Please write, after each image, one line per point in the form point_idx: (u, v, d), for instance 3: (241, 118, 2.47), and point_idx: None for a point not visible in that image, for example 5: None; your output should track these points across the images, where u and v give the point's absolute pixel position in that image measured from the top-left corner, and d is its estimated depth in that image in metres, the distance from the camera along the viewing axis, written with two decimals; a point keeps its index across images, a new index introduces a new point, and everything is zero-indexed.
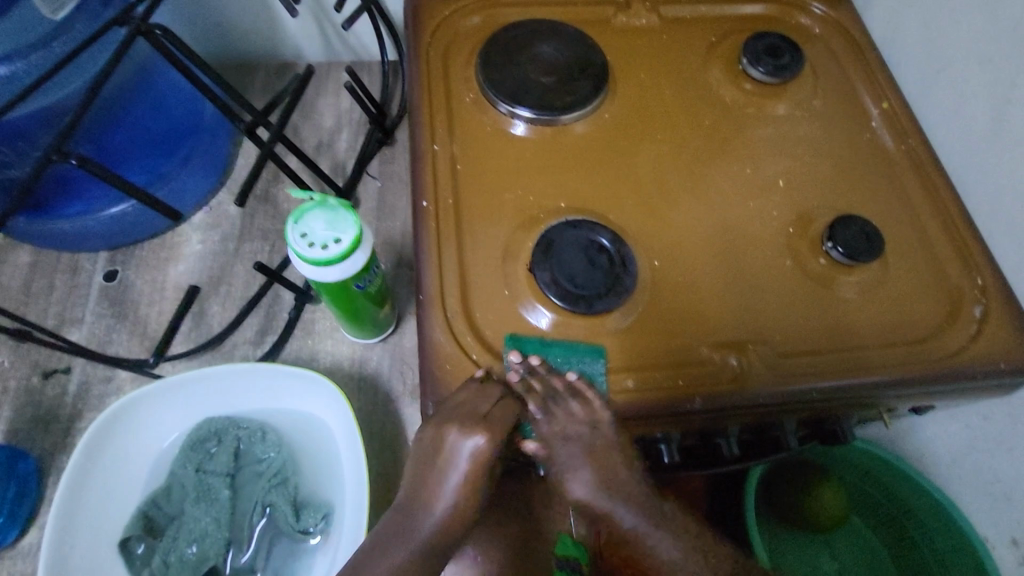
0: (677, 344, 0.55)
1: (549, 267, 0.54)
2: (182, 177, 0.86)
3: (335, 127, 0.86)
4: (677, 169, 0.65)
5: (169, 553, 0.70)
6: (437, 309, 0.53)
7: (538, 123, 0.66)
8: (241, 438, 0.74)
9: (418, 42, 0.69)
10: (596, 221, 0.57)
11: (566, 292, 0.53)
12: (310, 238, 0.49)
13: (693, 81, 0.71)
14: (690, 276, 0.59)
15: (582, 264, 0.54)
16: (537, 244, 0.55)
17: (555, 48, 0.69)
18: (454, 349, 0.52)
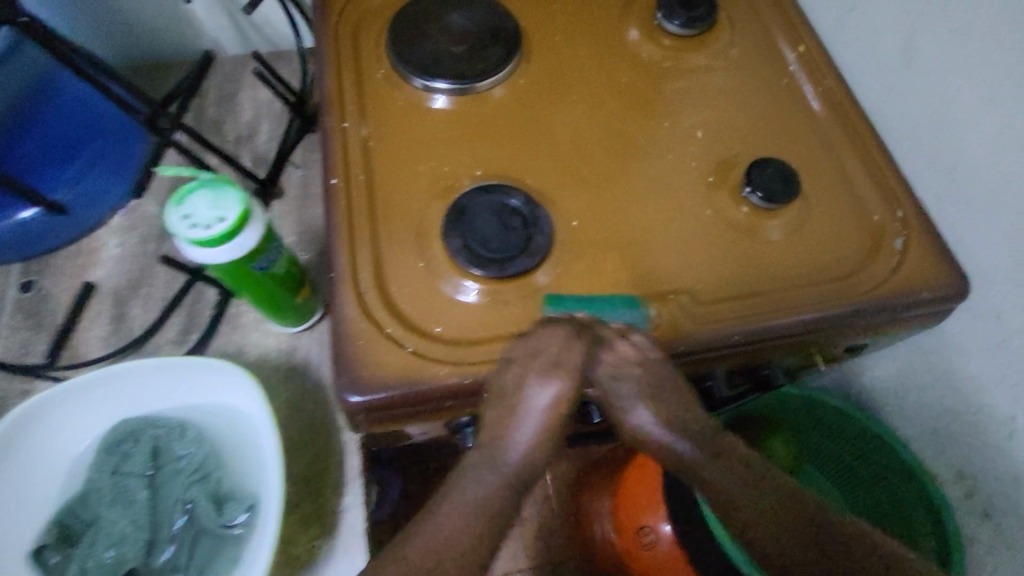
0: (600, 301, 0.54)
1: (461, 234, 0.53)
2: (88, 183, 0.84)
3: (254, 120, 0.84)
4: (595, 129, 0.64)
5: (87, 560, 0.64)
6: (349, 287, 0.52)
7: (455, 94, 0.65)
8: (158, 437, 0.70)
9: (325, 21, 0.68)
10: (509, 185, 0.56)
11: (479, 258, 0.52)
12: (192, 218, 0.48)
13: (610, 40, 0.70)
14: (611, 233, 0.58)
15: (495, 228, 0.53)
16: (448, 211, 0.54)
17: (466, 16, 0.67)
18: (365, 323, 0.50)
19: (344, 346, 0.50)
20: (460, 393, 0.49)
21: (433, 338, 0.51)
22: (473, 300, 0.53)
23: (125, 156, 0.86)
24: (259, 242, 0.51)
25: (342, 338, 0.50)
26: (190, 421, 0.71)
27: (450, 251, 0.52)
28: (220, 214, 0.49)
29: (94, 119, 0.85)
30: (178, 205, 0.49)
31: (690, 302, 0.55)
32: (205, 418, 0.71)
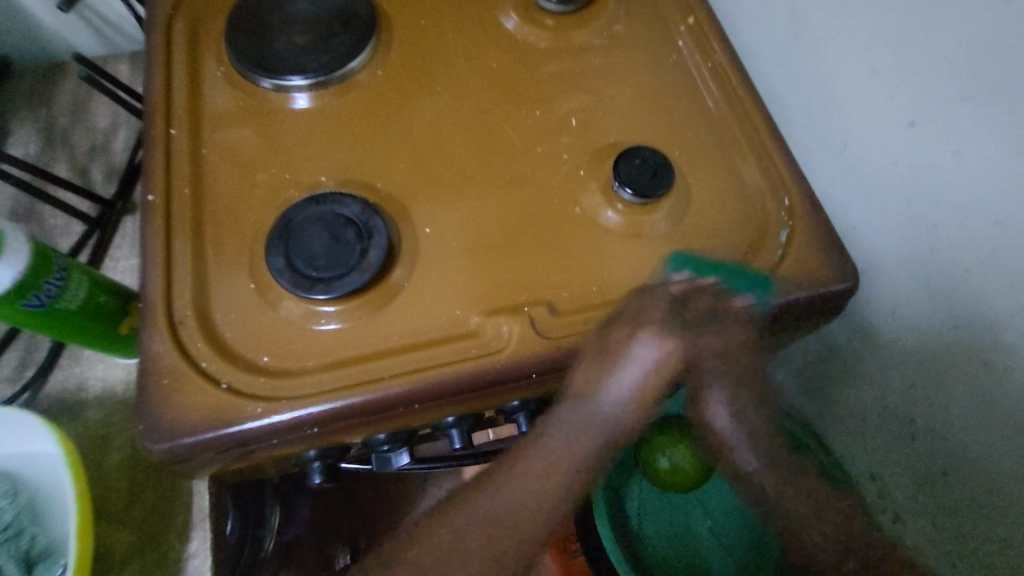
0: (446, 318, 0.49)
1: (285, 252, 0.48)
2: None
3: (109, 127, 0.83)
4: (458, 122, 0.58)
5: None
6: (160, 319, 0.47)
7: (314, 89, 0.59)
8: None
9: (156, 14, 0.61)
10: (346, 192, 0.51)
11: (303, 278, 0.48)
12: None
13: (482, 20, 0.64)
14: (465, 239, 0.52)
15: (325, 244, 0.49)
16: (274, 227, 0.49)
17: (314, 4, 0.61)
18: (175, 357, 0.46)
19: (151, 384, 0.46)
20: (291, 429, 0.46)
21: (258, 371, 0.47)
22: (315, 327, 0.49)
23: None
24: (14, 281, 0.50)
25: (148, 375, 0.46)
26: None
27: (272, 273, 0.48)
28: None
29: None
30: None
31: (550, 313, 0.50)
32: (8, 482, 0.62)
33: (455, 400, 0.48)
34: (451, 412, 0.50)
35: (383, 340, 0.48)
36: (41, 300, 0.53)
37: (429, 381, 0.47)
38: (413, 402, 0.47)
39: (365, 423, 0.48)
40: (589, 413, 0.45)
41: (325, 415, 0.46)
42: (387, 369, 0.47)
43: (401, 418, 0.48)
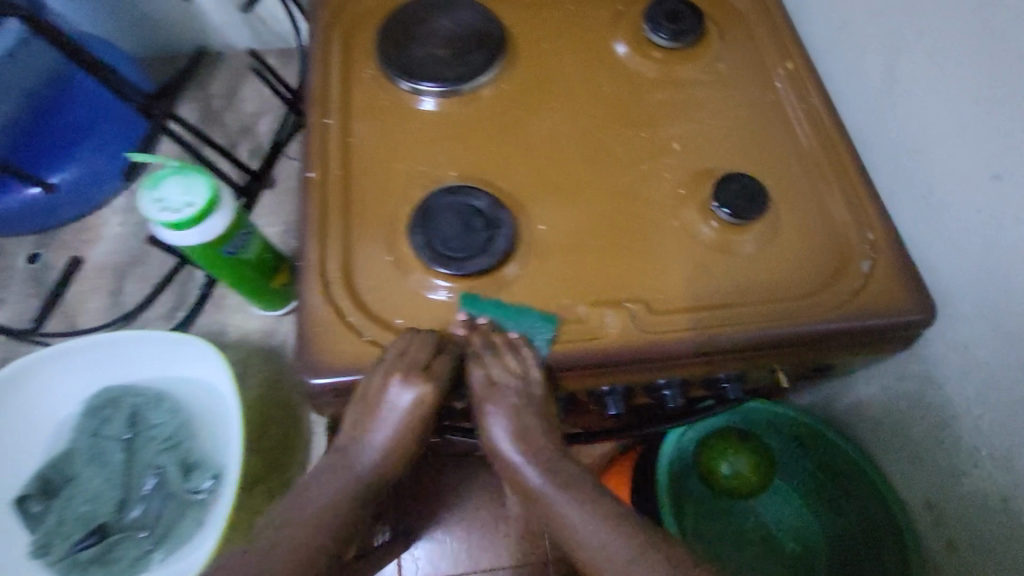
0: (555, 305, 0.56)
1: (423, 233, 0.55)
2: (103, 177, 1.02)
3: (256, 111, 0.98)
4: (573, 137, 0.65)
5: (64, 511, 0.75)
6: (315, 277, 0.55)
7: (442, 95, 0.67)
8: (138, 404, 0.80)
9: (318, 21, 0.70)
10: (475, 186, 0.58)
11: (437, 255, 0.55)
12: (161, 200, 0.55)
13: (598, 49, 0.71)
14: (575, 239, 0.59)
15: (457, 228, 0.55)
16: (415, 210, 0.56)
17: (454, 22, 0.69)
18: (326, 309, 0.54)
19: (304, 331, 0.53)
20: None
21: (392, 331, 0.54)
22: (439, 296, 0.56)
23: None
24: (222, 227, 0.57)
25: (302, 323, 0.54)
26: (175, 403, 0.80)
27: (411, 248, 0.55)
28: (188, 199, 0.55)
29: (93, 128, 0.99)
30: (150, 189, 0.56)
31: (646, 311, 0.56)
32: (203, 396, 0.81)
33: (556, 377, 0.55)
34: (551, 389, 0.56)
35: (498, 317, 0.55)
36: (232, 249, 0.60)
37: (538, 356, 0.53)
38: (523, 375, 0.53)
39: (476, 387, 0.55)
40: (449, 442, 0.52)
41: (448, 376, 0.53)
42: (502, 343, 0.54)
43: None
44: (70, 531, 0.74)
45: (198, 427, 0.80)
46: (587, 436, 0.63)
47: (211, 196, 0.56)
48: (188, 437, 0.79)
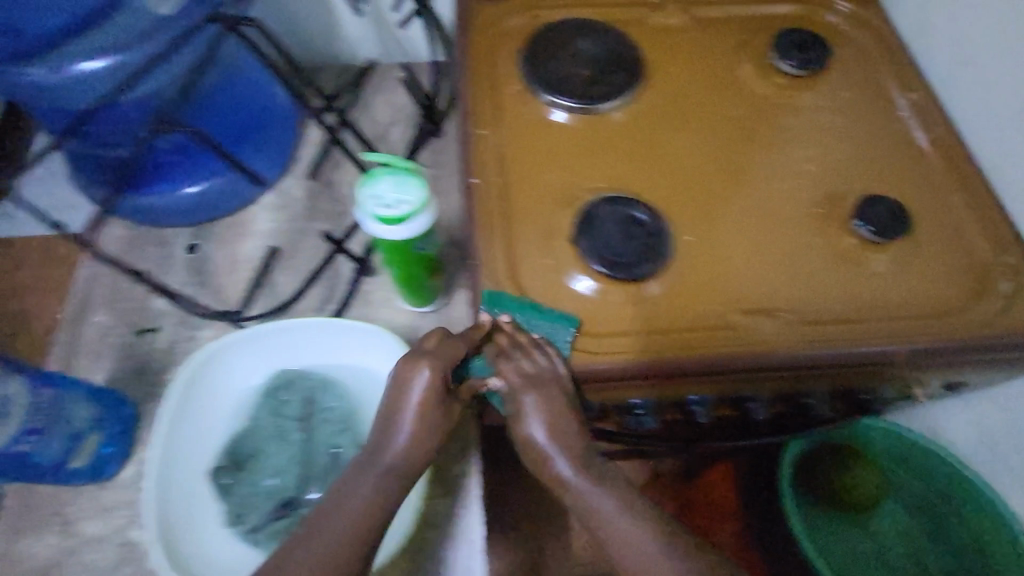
0: (707, 312, 0.59)
1: (589, 239, 0.60)
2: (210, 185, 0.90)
3: (390, 120, 1.07)
4: (711, 154, 0.69)
5: (253, 484, 0.80)
6: (488, 278, 0.59)
7: (578, 112, 0.70)
8: (313, 387, 0.84)
9: (466, 39, 0.74)
10: (633, 198, 0.62)
11: (604, 259, 0.59)
12: (383, 204, 0.52)
13: (726, 72, 0.75)
14: (723, 250, 0.62)
15: (619, 236, 0.60)
16: (579, 217, 0.61)
17: (594, 44, 0.74)
18: (502, 308, 0.58)
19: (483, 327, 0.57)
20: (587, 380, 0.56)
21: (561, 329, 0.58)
22: (589, 293, 0.59)
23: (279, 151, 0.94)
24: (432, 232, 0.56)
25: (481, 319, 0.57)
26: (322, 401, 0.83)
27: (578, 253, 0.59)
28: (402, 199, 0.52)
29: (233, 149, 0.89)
30: (368, 189, 0.53)
31: (797, 321, 0.59)
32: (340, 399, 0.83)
33: (712, 380, 0.57)
34: (702, 391, 0.59)
35: (656, 320, 0.58)
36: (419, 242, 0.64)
37: (698, 360, 0.56)
38: (679, 376, 0.56)
39: (634, 386, 0.57)
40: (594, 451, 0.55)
41: (612, 374, 0.56)
42: (662, 344, 0.57)
43: (661, 387, 0.58)
44: (261, 501, 0.79)
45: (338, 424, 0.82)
46: (726, 439, 0.67)
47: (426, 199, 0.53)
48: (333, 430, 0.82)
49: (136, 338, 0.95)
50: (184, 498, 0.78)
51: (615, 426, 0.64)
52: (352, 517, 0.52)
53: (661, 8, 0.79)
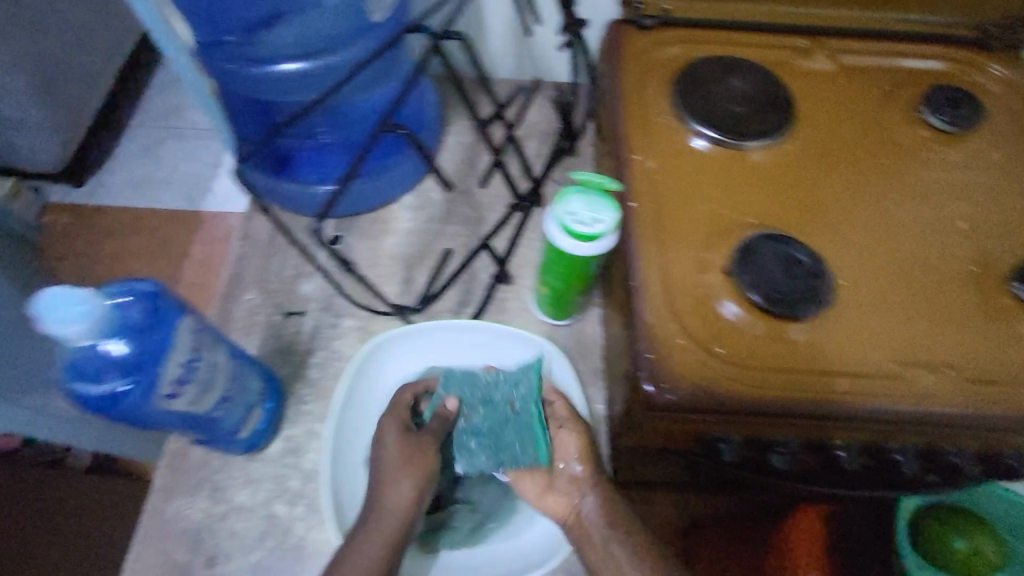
0: (861, 357, 0.59)
1: (751, 272, 0.61)
2: (389, 169, 0.77)
3: None
4: (860, 200, 0.69)
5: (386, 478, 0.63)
6: (647, 301, 0.60)
7: (722, 145, 0.72)
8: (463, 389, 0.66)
9: (620, 65, 0.77)
10: (793, 238, 0.64)
11: (766, 293, 0.60)
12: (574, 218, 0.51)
13: (874, 121, 0.76)
14: (875, 297, 0.63)
15: (781, 272, 0.61)
16: (739, 250, 0.63)
17: (747, 82, 0.75)
18: (661, 333, 0.59)
19: (644, 348, 0.58)
20: (741, 412, 0.57)
21: (715, 357, 0.58)
22: (736, 319, 0.60)
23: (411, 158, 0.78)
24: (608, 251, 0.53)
25: (641, 340, 0.59)
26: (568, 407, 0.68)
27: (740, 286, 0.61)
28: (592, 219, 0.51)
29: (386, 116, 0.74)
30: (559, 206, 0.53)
31: (953, 377, 0.58)
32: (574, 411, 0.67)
33: (863, 424, 0.58)
34: (846, 434, 0.59)
35: (809, 359, 0.59)
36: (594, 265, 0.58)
37: (852, 405, 0.57)
38: (831, 418, 0.57)
39: (781, 422, 0.58)
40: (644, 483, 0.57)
41: (765, 408, 0.57)
42: (816, 384, 0.58)
43: (807, 425, 0.58)
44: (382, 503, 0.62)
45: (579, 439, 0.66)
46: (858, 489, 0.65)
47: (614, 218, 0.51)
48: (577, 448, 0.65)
49: (282, 320, 0.71)
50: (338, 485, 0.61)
51: (752, 465, 0.63)
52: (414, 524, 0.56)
53: (810, 53, 0.80)
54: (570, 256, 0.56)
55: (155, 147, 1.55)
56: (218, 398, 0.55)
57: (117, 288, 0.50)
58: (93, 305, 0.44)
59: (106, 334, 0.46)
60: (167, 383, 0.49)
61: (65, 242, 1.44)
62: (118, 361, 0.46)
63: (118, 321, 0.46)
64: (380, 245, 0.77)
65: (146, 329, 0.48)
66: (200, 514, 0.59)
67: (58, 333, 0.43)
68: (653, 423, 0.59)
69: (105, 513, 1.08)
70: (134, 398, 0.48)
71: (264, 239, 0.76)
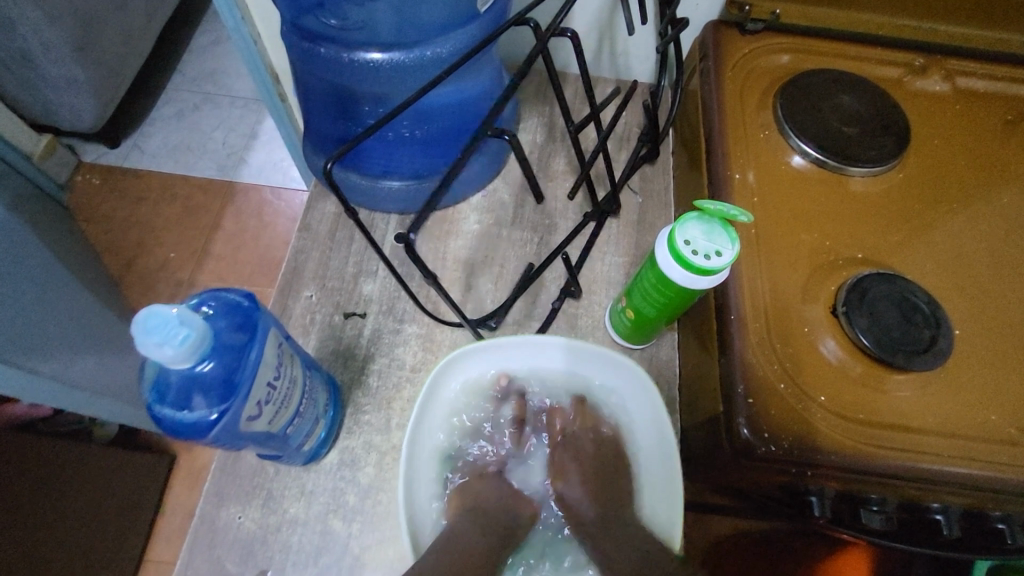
0: (977, 418, 0.54)
1: (864, 314, 0.56)
2: (467, 166, 0.72)
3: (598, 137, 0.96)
4: (978, 241, 0.63)
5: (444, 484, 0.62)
6: (743, 331, 0.57)
7: (825, 166, 0.66)
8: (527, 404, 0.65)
9: (720, 72, 0.71)
10: (909, 280, 0.59)
11: (876, 337, 0.55)
12: (693, 247, 0.47)
13: (993, 152, 0.69)
14: (994, 353, 0.57)
15: (896, 318, 0.56)
16: (850, 288, 0.58)
17: (859, 101, 0.69)
18: (759, 372, 0.55)
19: (740, 389, 0.54)
20: (851, 471, 0.52)
21: (817, 404, 0.54)
22: (838, 362, 0.56)
23: (480, 159, 0.73)
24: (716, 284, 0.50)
25: (736, 380, 0.55)
26: (654, 438, 0.61)
27: (852, 329, 0.56)
28: (712, 250, 0.48)
29: (475, 108, 0.69)
30: (676, 232, 0.49)
31: None
32: (658, 443, 0.60)
33: (975, 494, 0.52)
34: (948, 500, 0.54)
35: (918, 414, 0.54)
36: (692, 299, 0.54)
37: (971, 473, 0.52)
38: (942, 483, 0.52)
39: (891, 485, 0.53)
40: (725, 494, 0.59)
41: (873, 467, 0.52)
42: (925, 442, 0.53)
43: (919, 490, 0.53)
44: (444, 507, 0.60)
45: (664, 476, 0.59)
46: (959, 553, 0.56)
47: (736, 251, 0.48)
48: (662, 487, 0.59)
49: (341, 320, 0.67)
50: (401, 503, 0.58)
51: (839, 525, 0.56)
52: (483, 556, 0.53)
53: (923, 73, 0.73)
54: (674, 287, 0.52)
55: (191, 112, 1.50)
56: (293, 419, 0.48)
57: (203, 297, 0.42)
58: (191, 321, 0.36)
59: (202, 355, 0.37)
60: (254, 409, 0.41)
61: (95, 205, 1.41)
62: (207, 385, 0.39)
63: (212, 340, 0.39)
64: (445, 248, 0.73)
65: (238, 347, 0.41)
66: (253, 523, 0.56)
67: (152, 353, 0.35)
68: (744, 470, 0.55)
69: (130, 487, 1.07)
70: (220, 428, 0.40)
71: (324, 232, 0.72)
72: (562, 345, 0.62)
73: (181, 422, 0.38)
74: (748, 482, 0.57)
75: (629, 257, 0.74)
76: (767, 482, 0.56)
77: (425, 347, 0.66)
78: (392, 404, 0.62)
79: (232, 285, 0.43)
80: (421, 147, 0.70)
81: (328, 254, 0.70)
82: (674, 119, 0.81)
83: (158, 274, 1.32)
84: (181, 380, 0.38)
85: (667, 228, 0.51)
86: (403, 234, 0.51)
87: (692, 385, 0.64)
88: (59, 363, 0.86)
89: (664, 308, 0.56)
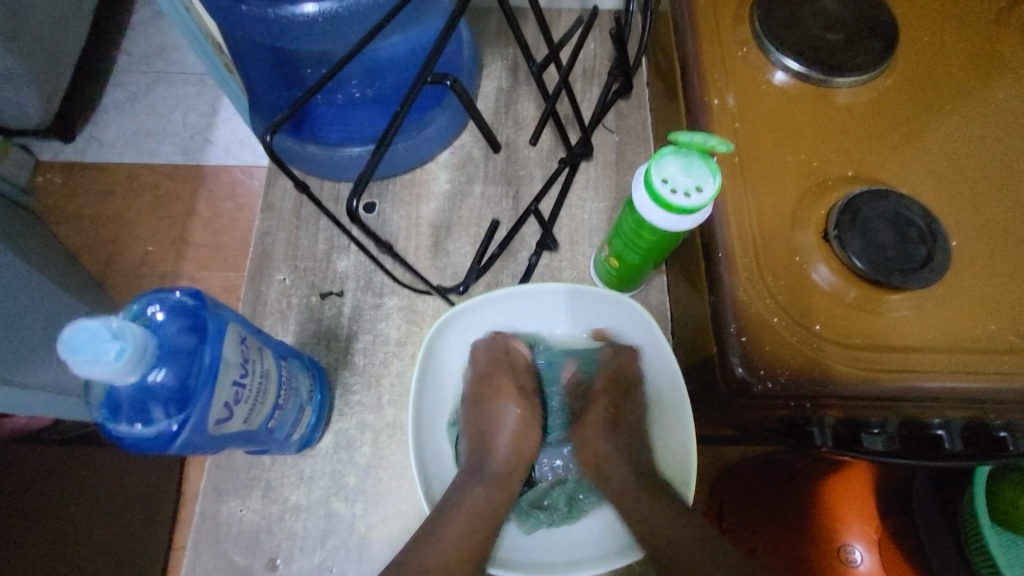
0: (974, 330, 0.52)
1: (858, 236, 0.53)
2: (427, 123, 0.68)
3: None
4: (972, 144, 0.59)
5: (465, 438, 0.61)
6: (732, 267, 0.55)
7: (808, 79, 0.62)
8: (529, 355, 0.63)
9: None
10: (905, 196, 0.56)
11: (869, 258, 0.53)
12: (672, 186, 0.44)
13: (988, 43, 0.64)
14: (992, 259, 0.55)
15: (891, 236, 0.54)
16: (842, 210, 0.55)
17: (841, 4, 0.64)
18: (753, 308, 0.53)
19: (732, 327, 0.53)
20: (846, 397, 0.51)
21: (812, 334, 0.52)
22: (831, 286, 0.54)
23: (441, 115, 0.68)
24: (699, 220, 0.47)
25: (728, 319, 0.53)
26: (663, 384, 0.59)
27: (845, 252, 0.53)
28: (692, 186, 0.45)
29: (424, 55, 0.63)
30: (652, 170, 0.45)
31: None
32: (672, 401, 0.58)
33: (969, 404, 0.52)
34: (948, 415, 0.53)
35: (915, 333, 0.52)
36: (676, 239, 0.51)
37: (963, 386, 0.51)
38: (940, 398, 0.51)
39: (888, 406, 0.52)
40: (751, 414, 0.55)
41: (867, 392, 0.51)
42: (923, 360, 0.52)
43: (917, 407, 0.52)
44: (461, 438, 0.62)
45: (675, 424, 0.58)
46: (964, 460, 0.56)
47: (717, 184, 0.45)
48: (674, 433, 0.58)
49: (319, 301, 0.64)
50: (403, 476, 0.57)
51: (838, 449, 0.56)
52: (486, 518, 0.53)
53: None
54: (657, 229, 0.49)
55: (145, 95, 1.39)
56: (271, 413, 0.49)
57: (145, 305, 0.42)
58: (126, 335, 0.36)
59: (146, 364, 0.38)
60: (222, 411, 0.42)
61: (59, 205, 1.32)
62: (160, 394, 0.39)
63: (155, 348, 0.39)
64: (417, 213, 0.69)
65: (190, 351, 0.41)
66: (255, 514, 0.56)
67: (90, 371, 0.35)
68: (741, 408, 0.54)
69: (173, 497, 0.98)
70: (187, 435, 0.40)
71: (289, 212, 0.68)
72: (564, 293, 0.61)
73: (145, 434, 0.39)
74: (744, 415, 0.56)
75: (611, 202, 0.71)
76: (768, 415, 0.55)
77: (409, 319, 0.63)
78: (379, 381, 0.61)
79: (175, 287, 0.43)
80: (377, 108, 0.65)
81: (295, 235, 0.67)
82: (647, 46, 0.76)
83: (138, 269, 1.26)
84: (136, 394, 0.38)
85: (643, 167, 0.47)
86: (350, 203, 0.47)
87: (685, 326, 0.63)
88: (56, 373, 0.80)
89: (649, 251, 0.54)
